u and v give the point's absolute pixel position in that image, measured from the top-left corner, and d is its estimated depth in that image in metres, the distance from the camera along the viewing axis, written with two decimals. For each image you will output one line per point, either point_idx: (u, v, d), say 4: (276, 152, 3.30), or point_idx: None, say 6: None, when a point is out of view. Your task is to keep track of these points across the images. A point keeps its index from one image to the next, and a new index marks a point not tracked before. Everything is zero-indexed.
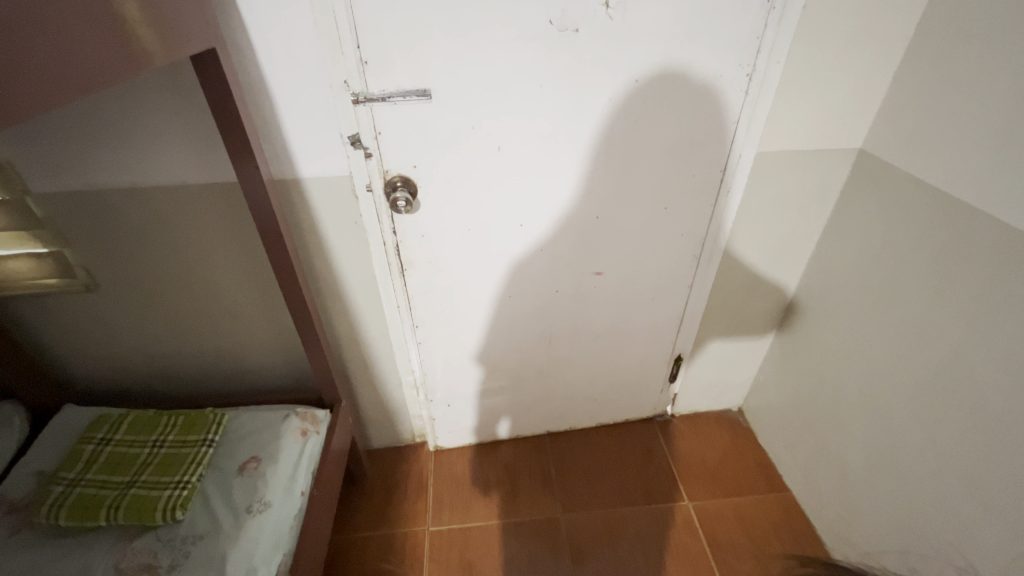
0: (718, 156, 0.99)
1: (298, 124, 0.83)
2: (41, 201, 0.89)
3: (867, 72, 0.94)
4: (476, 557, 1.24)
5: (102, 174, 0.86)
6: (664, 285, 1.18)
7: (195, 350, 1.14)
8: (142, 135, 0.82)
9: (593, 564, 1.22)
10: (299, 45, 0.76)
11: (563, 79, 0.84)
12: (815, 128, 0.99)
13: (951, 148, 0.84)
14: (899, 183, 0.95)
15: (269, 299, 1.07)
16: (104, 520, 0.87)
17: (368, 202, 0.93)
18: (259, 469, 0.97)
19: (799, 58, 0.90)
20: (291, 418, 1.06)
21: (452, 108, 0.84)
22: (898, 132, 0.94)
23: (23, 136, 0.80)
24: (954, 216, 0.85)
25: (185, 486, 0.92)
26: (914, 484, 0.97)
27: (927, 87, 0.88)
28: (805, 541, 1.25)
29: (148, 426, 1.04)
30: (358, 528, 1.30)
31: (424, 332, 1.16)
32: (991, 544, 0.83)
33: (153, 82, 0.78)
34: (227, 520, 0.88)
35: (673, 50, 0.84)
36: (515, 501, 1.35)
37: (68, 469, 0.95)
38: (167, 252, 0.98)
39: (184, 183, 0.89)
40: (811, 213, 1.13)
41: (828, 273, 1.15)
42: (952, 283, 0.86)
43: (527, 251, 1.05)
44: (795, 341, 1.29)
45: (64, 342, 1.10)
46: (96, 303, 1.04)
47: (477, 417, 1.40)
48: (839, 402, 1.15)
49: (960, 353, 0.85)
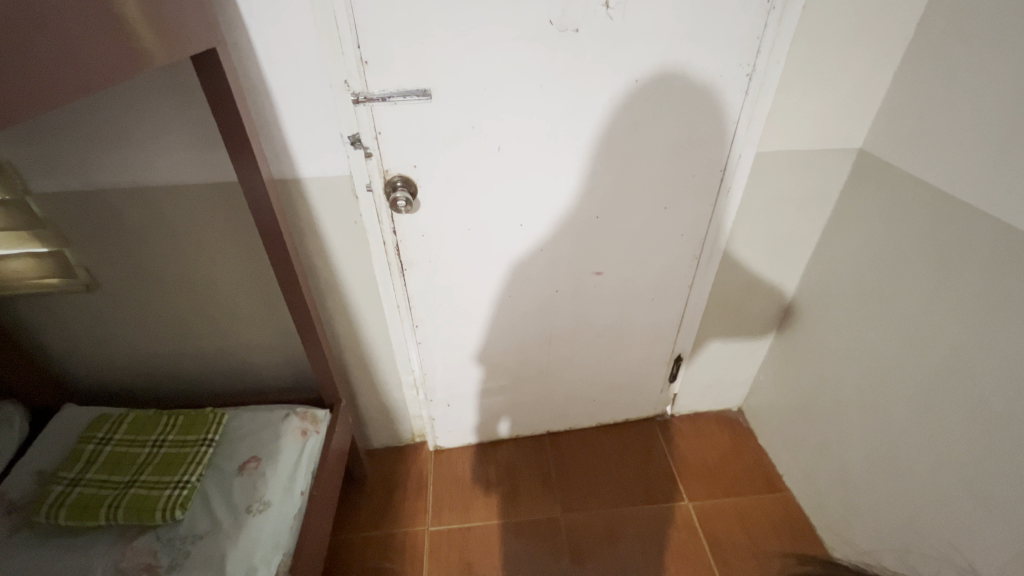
0: (718, 156, 0.99)
1: (298, 123, 0.84)
2: (41, 201, 0.89)
3: (867, 72, 0.94)
4: (476, 557, 1.24)
5: (103, 174, 0.86)
6: (664, 285, 1.18)
7: (195, 349, 1.14)
8: (142, 135, 0.82)
9: (593, 563, 1.22)
10: (299, 45, 0.76)
11: (563, 79, 0.84)
12: (815, 128, 0.99)
13: (951, 149, 0.84)
14: (898, 183, 0.95)
15: (269, 299, 1.07)
16: (104, 519, 0.87)
17: (368, 201, 0.93)
18: (259, 469, 0.97)
19: (799, 58, 0.90)
20: (291, 418, 1.06)
21: (452, 108, 0.84)
22: (898, 132, 0.94)
23: (24, 136, 0.80)
24: (954, 216, 0.85)
25: (185, 485, 0.92)
26: (913, 484, 0.97)
27: (927, 87, 0.88)
28: (805, 541, 1.25)
29: (148, 426, 1.04)
30: (358, 528, 1.30)
31: (424, 332, 1.16)
32: (990, 544, 0.83)
33: (153, 82, 0.78)
34: (227, 519, 0.89)
35: (673, 50, 0.84)
36: (515, 501, 1.35)
37: (68, 469, 0.95)
38: (167, 252, 0.98)
39: (184, 183, 0.89)
40: (811, 213, 1.13)
41: (828, 273, 1.15)
42: (951, 283, 0.86)
43: (527, 250, 1.05)
44: (795, 341, 1.29)
45: (64, 342, 1.10)
46: (96, 303, 1.04)
47: (477, 417, 1.40)
48: (839, 402, 1.15)
49: (960, 353, 0.85)
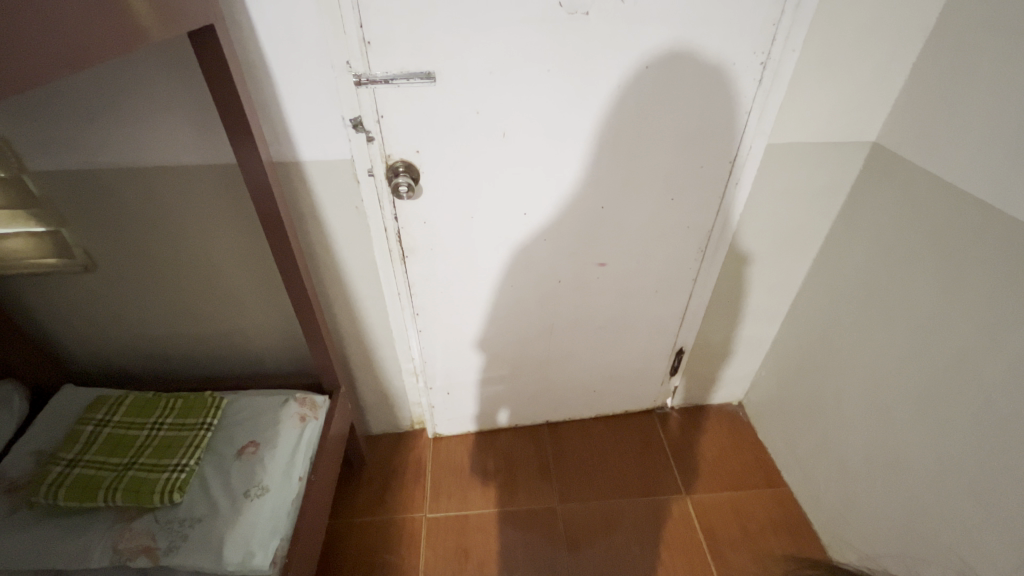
0: (728, 146, 0.97)
1: (300, 105, 0.82)
2: (38, 179, 0.87)
3: (886, 63, 0.91)
4: (472, 545, 1.25)
5: (100, 152, 0.85)
6: (669, 277, 1.17)
7: (194, 332, 1.13)
8: (139, 113, 0.80)
9: (588, 553, 1.23)
10: (301, 23, 0.74)
11: (571, 64, 0.82)
12: (829, 121, 0.97)
13: (966, 146, 0.82)
14: (912, 179, 0.93)
15: (269, 283, 1.06)
16: (102, 501, 0.87)
17: (369, 186, 0.91)
18: (257, 454, 0.97)
19: (814, 47, 0.87)
20: (290, 403, 1.05)
21: (456, 92, 0.82)
22: (914, 126, 0.92)
23: (20, 112, 0.78)
24: (968, 216, 0.83)
25: (183, 469, 0.92)
26: (912, 483, 0.97)
27: (948, 79, 0.85)
28: (801, 535, 1.26)
29: (146, 408, 1.03)
30: (355, 513, 1.31)
31: (425, 320, 1.15)
32: (988, 546, 0.83)
33: (151, 59, 0.76)
34: (225, 503, 0.89)
35: (686, 34, 0.81)
36: (513, 490, 1.36)
37: (67, 449, 0.95)
38: (166, 234, 0.96)
39: (182, 164, 0.87)
40: (820, 208, 1.11)
41: (835, 270, 1.14)
42: (962, 283, 0.85)
43: (530, 237, 1.04)
44: (799, 336, 1.27)
45: (63, 323, 1.09)
46: (96, 285, 1.03)
47: (477, 406, 1.40)
48: (842, 398, 1.14)
49: (967, 354, 0.84)
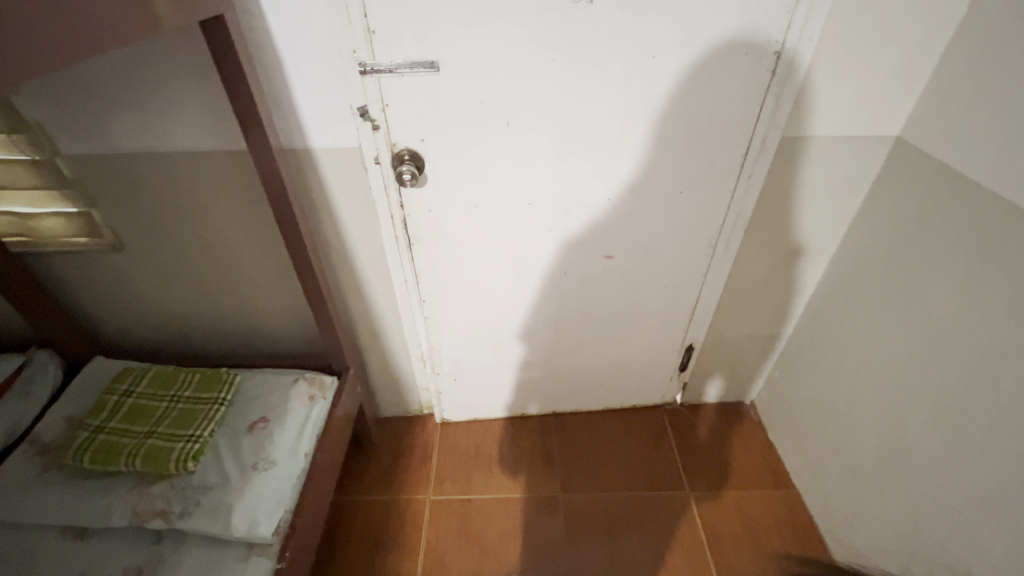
0: (740, 137, 0.94)
1: (308, 93, 0.84)
2: (70, 161, 0.93)
3: (912, 52, 0.86)
4: (473, 528, 1.28)
5: (124, 138, 0.89)
6: (677, 271, 1.15)
7: (213, 310, 1.18)
8: (159, 100, 0.84)
9: (586, 543, 1.24)
10: (308, 13, 0.76)
11: (576, 55, 0.81)
12: (849, 113, 0.93)
13: (994, 140, 0.78)
14: (936, 176, 0.88)
15: (282, 265, 1.10)
16: (123, 465, 0.92)
17: (376, 173, 0.93)
18: (267, 429, 1.01)
19: (831, 36, 0.84)
20: (300, 382, 1.10)
21: (460, 81, 0.82)
22: (939, 119, 0.87)
23: (51, 98, 0.83)
24: (991, 216, 0.79)
25: (197, 439, 0.97)
26: (923, 491, 0.93)
27: (979, 71, 0.80)
28: (805, 537, 1.24)
29: (168, 381, 1.09)
30: (362, 491, 1.35)
31: (432, 307, 1.17)
32: (996, 558, 0.80)
33: (168, 47, 0.79)
34: (235, 473, 0.94)
35: (696, 23, 0.79)
36: (515, 476, 1.38)
37: (94, 416, 1.01)
38: (185, 216, 1.01)
39: (199, 149, 0.91)
40: (839, 203, 1.07)
41: (853, 268, 1.09)
42: (983, 285, 0.81)
43: (536, 228, 1.04)
44: (814, 335, 1.23)
45: (93, 298, 1.16)
46: (123, 263, 1.09)
47: (513, 395, 1.44)
48: (854, 401, 1.10)
49: (986, 361, 0.81)
